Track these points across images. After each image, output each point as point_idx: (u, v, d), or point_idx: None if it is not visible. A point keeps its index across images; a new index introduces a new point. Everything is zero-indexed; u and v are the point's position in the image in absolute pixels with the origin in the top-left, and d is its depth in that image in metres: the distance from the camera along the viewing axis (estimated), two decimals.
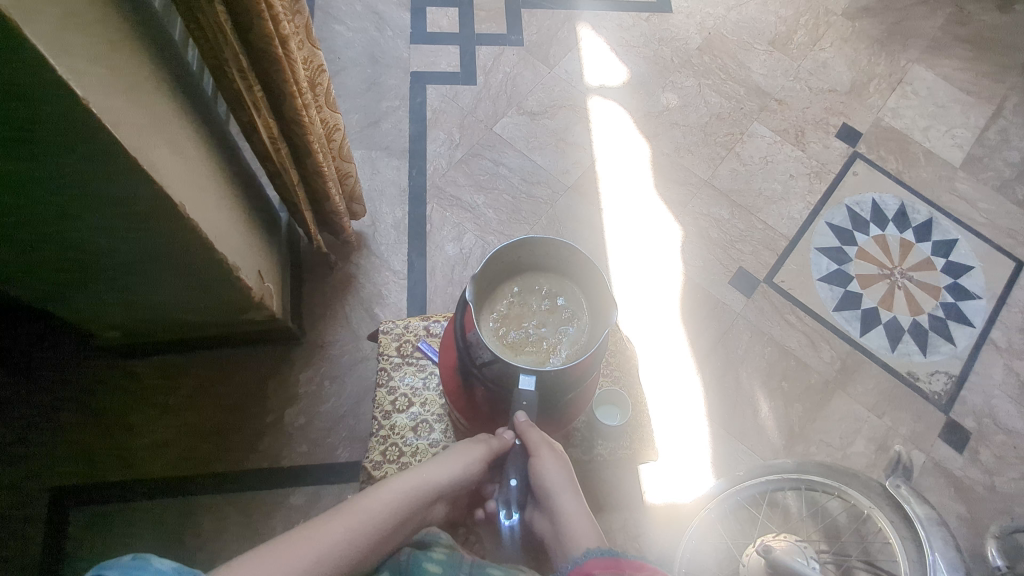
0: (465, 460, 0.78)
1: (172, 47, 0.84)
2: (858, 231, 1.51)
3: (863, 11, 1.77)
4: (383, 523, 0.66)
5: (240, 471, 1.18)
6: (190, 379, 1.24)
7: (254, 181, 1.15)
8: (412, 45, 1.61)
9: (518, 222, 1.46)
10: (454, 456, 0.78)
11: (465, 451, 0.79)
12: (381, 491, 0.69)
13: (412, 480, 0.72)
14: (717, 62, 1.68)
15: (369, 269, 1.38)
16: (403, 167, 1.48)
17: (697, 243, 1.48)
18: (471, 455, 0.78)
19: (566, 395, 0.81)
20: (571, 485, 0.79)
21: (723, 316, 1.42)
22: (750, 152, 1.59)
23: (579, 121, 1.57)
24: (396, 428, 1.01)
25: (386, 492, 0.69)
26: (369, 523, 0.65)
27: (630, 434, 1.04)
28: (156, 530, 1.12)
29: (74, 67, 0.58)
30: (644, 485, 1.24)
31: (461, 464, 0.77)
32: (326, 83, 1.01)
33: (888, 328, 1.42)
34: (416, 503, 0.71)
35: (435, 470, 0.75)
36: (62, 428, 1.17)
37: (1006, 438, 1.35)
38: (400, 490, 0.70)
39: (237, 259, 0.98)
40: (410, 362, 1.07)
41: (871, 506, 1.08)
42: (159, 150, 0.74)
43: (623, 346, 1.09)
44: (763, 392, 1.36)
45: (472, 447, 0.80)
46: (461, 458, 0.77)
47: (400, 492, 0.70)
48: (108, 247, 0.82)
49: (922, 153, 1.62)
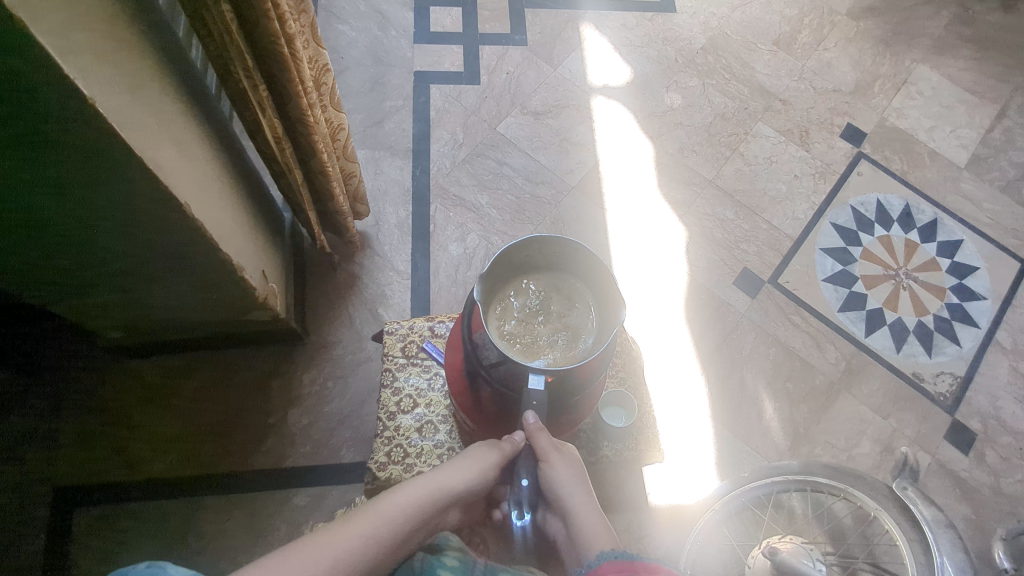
0: (480, 466, 0.78)
1: (175, 46, 0.84)
2: (863, 232, 1.51)
3: (867, 11, 1.76)
4: (397, 529, 0.65)
5: (244, 472, 1.18)
6: (193, 379, 1.23)
7: (259, 180, 1.15)
8: (416, 44, 1.60)
9: (522, 222, 1.46)
10: (468, 461, 0.78)
11: (478, 456, 0.79)
12: (393, 498, 0.68)
13: (426, 485, 0.72)
14: (721, 62, 1.68)
15: (373, 269, 1.37)
16: (407, 167, 1.47)
17: (701, 244, 1.48)
18: (485, 461, 0.79)
19: (573, 397, 0.80)
20: (582, 484, 0.79)
21: (728, 316, 1.42)
22: (755, 152, 1.59)
23: (583, 121, 1.57)
24: (400, 429, 1.00)
25: (399, 497, 0.69)
26: (381, 530, 0.64)
27: (636, 436, 1.03)
28: (157, 533, 1.12)
29: (80, 66, 0.58)
30: (649, 486, 1.24)
31: (475, 471, 0.77)
32: (331, 82, 1.01)
33: (893, 329, 1.42)
34: (430, 509, 0.71)
35: (450, 476, 0.75)
36: (64, 427, 1.17)
37: (1011, 439, 1.34)
38: (413, 495, 0.70)
39: (241, 259, 0.97)
40: (415, 362, 1.06)
41: (877, 508, 1.07)
42: (163, 149, 0.74)
43: (630, 347, 1.09)
44: (767, 392, 1.35)
45: (487, 452, 0.80)
46: (475, 465, 0.78)
47: (412, 497, 0.70)
48: (114, 244, 0.81)
49: (927, 153, 1.61)
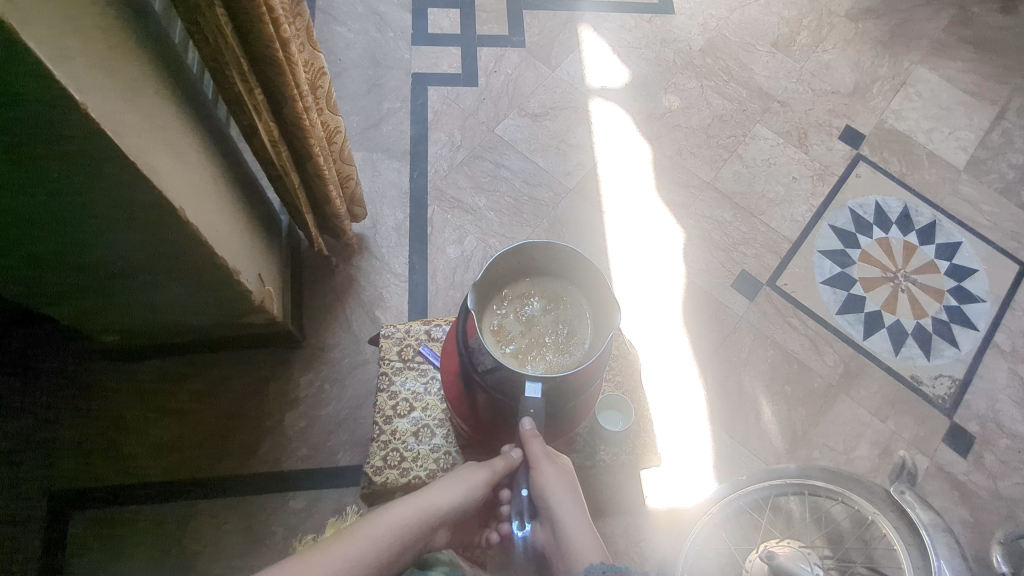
0: (468, 484, 0.80)
1: (171, 50, 0.83)
2: (861, 234, 1.51)
3: (866, 12, 1.76)
4: (384, 549, 0.69)
5: (241, 476, 1.18)
6: (191, 383, 1.23)
7: (255, 183, 1.15)
8: (413, 46, 1.60)
9: (519, 224, 1.45)
10: (455, 481, 0.80)
11: (467, 476, 0.82)
12: (382, 519, 0.72)
13: (414, 505, 0.75)
14: (720, 63, 1.68)
15: (371, 272, 1.37)
16: (404, 169, 1.47)
17: (700, 246, 1.48)
18: (475, 479, 0.81)
19: (569, 402, 0.80)
20: (572, 493, 0.81)
21: (726, 319, 1.41)
22: (753, 154, 1.58)
23: (581, 123, 1.57)
24: (396, 433, 1.00)
25: (387, 518, 0.72)
26: (368, 550, 0.68)
27: (632, 440, 1.03)
28: (154, 537, 1.12)
29: (73, 71, 0.58)
30: (645, 489, 1.24)
31: (462, 489, 0.80)
32: (326, 85, 1.00)
33: (892, 332, 1.42)
34: (419, 529, 0.74)
35: (437, 495, 0.78)
36: (61, 430, 1.17)
37: (1010, 442, 1.34)
38: (401, 515, 0.73)
39: (238, 264, 0.97)
40: (411, 366, 1.06)
41: (875, 512, 1.07)
42: (159, 154, 0.74)
43: (627, 350, 1.09)
44: (765, 395, 1.35)
45: (477, 470, 0.83)
46: (462, 483, 0.80)
47: (401, 517, 0.73)
48: (110, 250, 0.81)
49: (925, 155, 1.61)
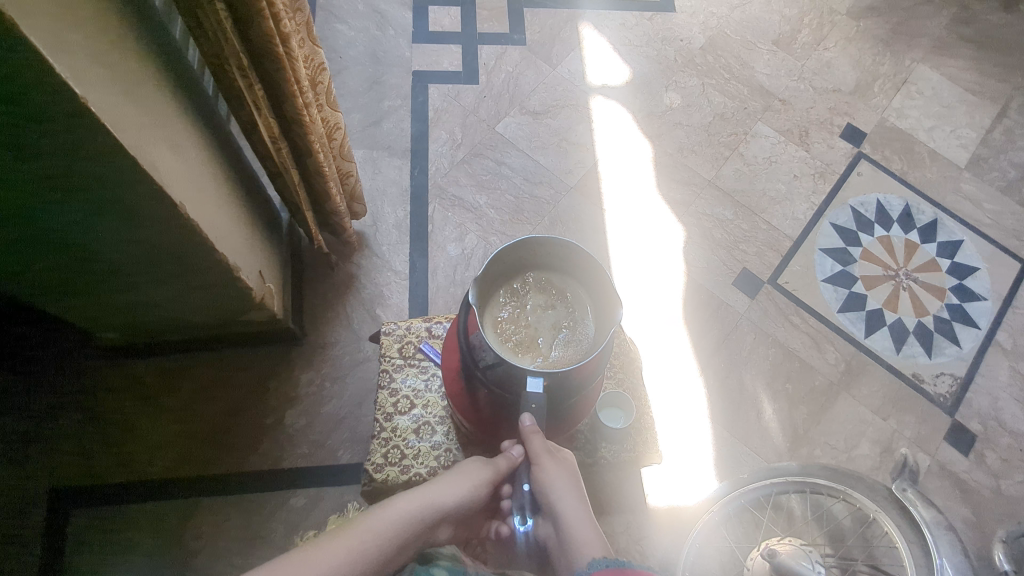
0: (470, 482, 0.81)
1: (172, 45, 0.83)
2: (863, 232, 1.50)
3: (867, 10, 1.76)
4: (384, 544, 0.68)
5: (241, 473, 1.17)
6: (191, 380, 1.23)
7: (256, 179, 1.14)
8: (414, 44, 1.60)
9: (520, 223, 1.45)
10: (457, 477, 0.81)
11: (469, 473, 0.82)
12: (384, 512, 0.71)
13: (415, 501, 0.75)
14: (720, 62, 1.67)
15: (371, 270, 1.37)
16: (405, 167, 1.47)
17: (700, 244, 1.47)
18: (477, 476, 0.82)
19: (571, 398, 0.80)
20: (574, 487, 0.81)
21: (726, 317, 1.41)
22: (754, 152, 1.58)
23: (581, 121, 1.56)
24: (397, 430, 1.00)
25: (388, 513, 0.72)
26: (369, 545, 0.67)
27: (633, 437, 1.03)
28: (156, 533, 1.12)
29: (74, 66, 0.58)
30: (645, 488, 1.23)
31: (464, 486, 0.80)
32: (326, 81, 1.00)
33: (893, 329, 1.41)
34: (419, 525, 0.73)
35: (439, 491, 0.77)
36: (62, 429, 1.16)
37: (1011, 440, 1.34)
38: (402, 511, 0.73)
39: (237, 260, 0.97)
40: (412, 364, 1.06)
41: (876, 510, 1.07)
42: (158, 149, 0.73)
43: (628, 347, 1.08)
44: (766, 394, 1.35)
45: (480, 468, 0.83)
46: (465, 481, 0.80)
47: (402, 512, 0.73)
48: (109, 245, 0.80)
49: (927, 153, 1.61)
